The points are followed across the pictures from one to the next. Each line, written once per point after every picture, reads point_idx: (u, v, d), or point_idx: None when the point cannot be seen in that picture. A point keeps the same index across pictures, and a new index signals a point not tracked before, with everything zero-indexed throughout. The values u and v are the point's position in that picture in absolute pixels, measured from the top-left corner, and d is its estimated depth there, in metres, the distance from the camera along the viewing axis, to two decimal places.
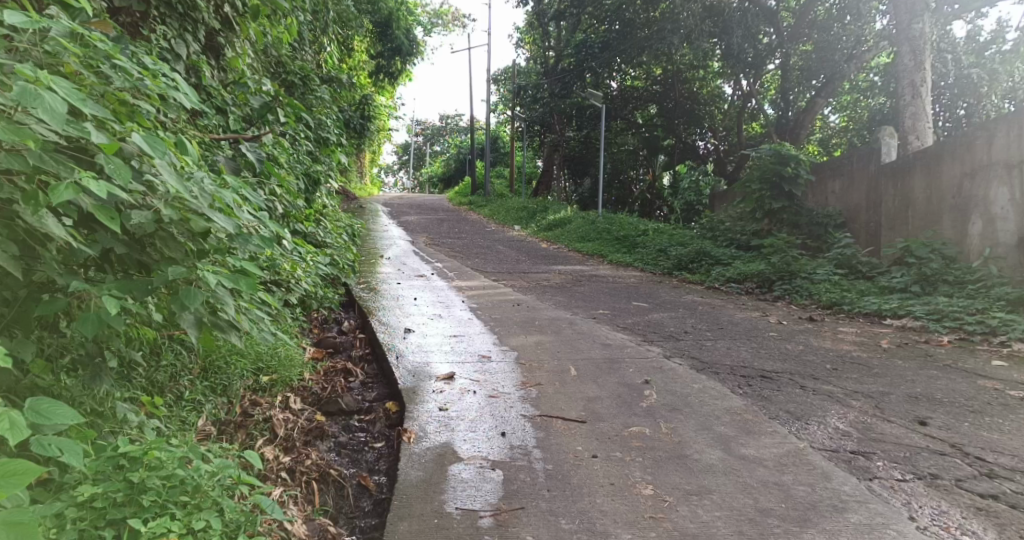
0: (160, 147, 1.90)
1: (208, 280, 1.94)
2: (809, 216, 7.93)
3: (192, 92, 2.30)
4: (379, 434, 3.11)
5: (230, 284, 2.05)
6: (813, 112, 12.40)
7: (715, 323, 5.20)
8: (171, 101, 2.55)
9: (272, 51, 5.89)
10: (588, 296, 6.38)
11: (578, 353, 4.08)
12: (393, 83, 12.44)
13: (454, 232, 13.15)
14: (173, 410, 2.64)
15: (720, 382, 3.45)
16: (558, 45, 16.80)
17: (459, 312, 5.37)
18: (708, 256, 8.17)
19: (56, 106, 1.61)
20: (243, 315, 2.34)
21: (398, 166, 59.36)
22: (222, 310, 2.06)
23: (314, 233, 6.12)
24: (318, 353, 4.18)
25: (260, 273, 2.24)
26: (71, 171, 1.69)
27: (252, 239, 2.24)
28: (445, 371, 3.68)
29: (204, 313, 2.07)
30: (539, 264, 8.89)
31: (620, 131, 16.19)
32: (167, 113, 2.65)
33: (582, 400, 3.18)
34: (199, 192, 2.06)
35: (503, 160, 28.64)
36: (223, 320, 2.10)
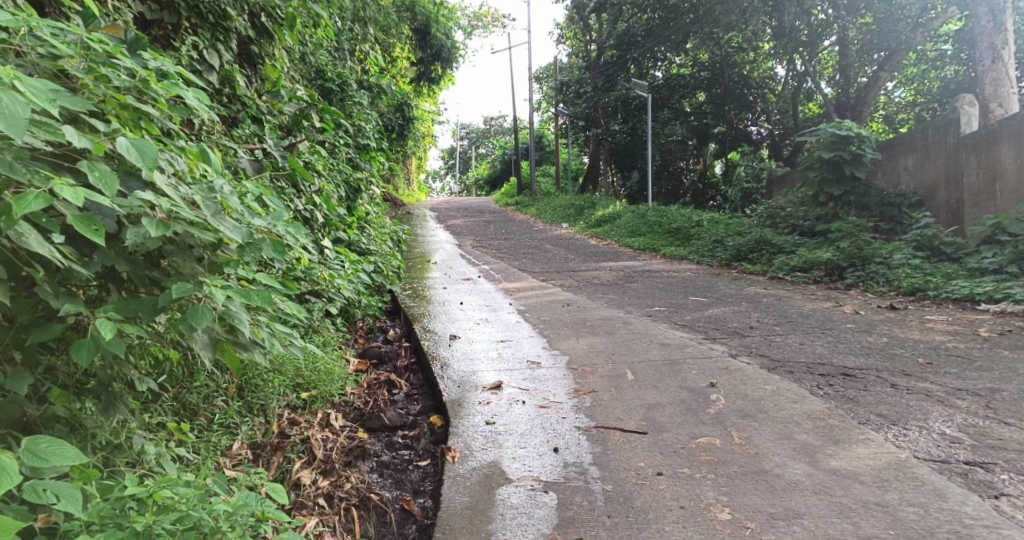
0: (146, 152, 1.74)
1: (217, 296, 1.75)
2: (878, 197, 7.42)
3: (202, 93, 2.12)
4: (424, 451, 2.86)
5: (241, 299, 1.85)
6: (878, 87, 11.61)
7: (783, 315, 4.83)
8: (179, 107, 2.38)
9: (310, 58, 5.78)
10: (641, 293, 6.06)
11: (634, 355, 3.77)
12: (434, 87, 12.33)
13: (502, 233, 12.96)
14: (203, 433, 2.48)
15: (796, 384, 3.10)
16: (599, 37, 16.41)
17: (507, 316, 5.12)
18: (768, 245, 7.70)
19: (21, 109, 1.48)
20: (266, 330, 2.16)
21: (445, 170, 59.71)
22: (237, 326, 1.87)
23: (357, 241, 5.92)
24: (362, 365, 4.02)
25: (277, 285, 2.04)
26: (47, 180, 1.57)
27: (269, 247, 2.05)
28: (491, 380, 3.43)
29: (219, 331, 1.90)
30: (589, 261, 8.57)
31: (666, 121, 15.67)
32: (187, 116, 2.49)
33: (641, 408, 2.90)
34: (205, 198, 1.89)
35: (549, 158, 28.35)
36: (244, 338, 1.92)
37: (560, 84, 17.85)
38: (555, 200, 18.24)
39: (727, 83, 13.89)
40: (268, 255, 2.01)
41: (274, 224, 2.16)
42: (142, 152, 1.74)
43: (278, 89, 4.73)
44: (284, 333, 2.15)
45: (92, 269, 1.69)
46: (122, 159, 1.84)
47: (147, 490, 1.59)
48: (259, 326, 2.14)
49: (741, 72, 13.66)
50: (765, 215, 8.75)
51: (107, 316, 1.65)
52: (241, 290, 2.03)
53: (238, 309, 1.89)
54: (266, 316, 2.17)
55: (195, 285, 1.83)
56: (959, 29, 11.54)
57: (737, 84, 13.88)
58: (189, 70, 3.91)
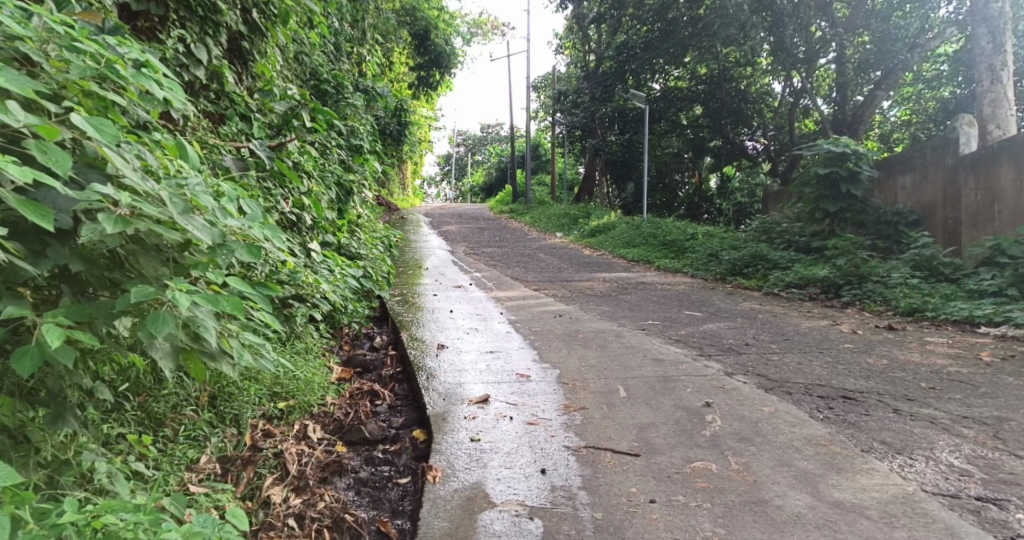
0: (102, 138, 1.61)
1: (179, 301, 1.61)
2: (875, 214, 7.36)
3: (175, 82, 1.99)
4: (405, 468, 2.72)
5: (208, 304, 1.71)
6: (874, 105, 11.49)
7: (779, 333, 4.72)
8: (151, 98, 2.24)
9: (304, 58, 5.65)
10: (635, 305, 5.93)
11: (628, 370, 3.65)
12: (431, 93, 12.22)
13: (495, 240, 12.84)
14: (165, 447, 2.33)
15: (795, 406, 2.99)
16: (599, 48, 16.36)
17: (497, 325, 4.98)
18: (763, 260, 7.61)
19: None
20: (237, 340, 2.02)
21: (441, 176, 59.65)
22: (203, 334, 1.73)
23: (347, 245, 5.78)
24: (345, 373, 3.89)
25: (249, 290, 1.90)
26: None
27: (241, 249, 1.91)
28: (478, 393, 3.29)
29: (183, 339, 1.76)
30: (582, 272, 8.45)
31: (663, 134, 15.62)
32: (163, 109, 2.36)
33: (633, 428, 2.77)
34: (172, 194, 1.76)
35: (545, 167, 28.28)
36: (211, 346, 1.79)
37: (558, 93, 17.79)
38: (550, 209, 18.14)
39: (725, 97, 13.84)
40: (239, 258, 1.88)
41: (249, 225, 2.02)
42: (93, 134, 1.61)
43: (270, 88, 4.60)
44: (255, 343, 2.02)
45: (42, 267, 1.56)
46: (82, 150, 1.71)
47: (86, 516, 1.40)
48: (230, 333, 2.00)
49: (739, 87, 13.63)
50: (761, 229, 8.66)
51: (54, 321, 1.52)
52: (208, 295, 1.90)
53: (204, 316, 1.75)
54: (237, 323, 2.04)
55: (158, 288, 1.69)
56: (957, 50, 11.57)
57: (735, 99, 13.85)
58: (176, 64, 3.76)
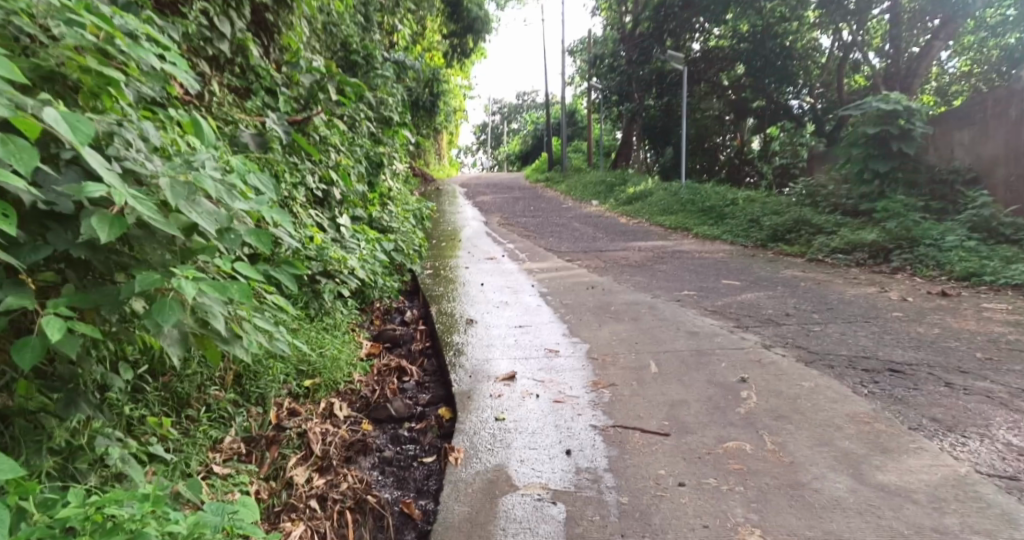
0: (85, 129, 1.53)
1: (185, 289, 1.58)
2: (929, 174, 6.99)
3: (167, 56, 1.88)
4: (430, 447, 2.67)
5: (217, 293, 1.67)
6: (931, 57, 10.82)
7: (822, 302, 4.52)
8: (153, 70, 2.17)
9: (333, 28, 5.54)
10: (671, 275, 5.77)
11: (661, 344, 3.53)
12: (464, 60, 12.04)
13: (531, 210, 12.68)
14: (185, 428, 2.30)
15: (837, 380, 2.84)
16: (636, 8, 15.86)
17: (528, 298, 4.90)
18: (807, 225, 7.31)
19: None
20: (248, 323, 2.00)
21: (478, 146, 59.39)
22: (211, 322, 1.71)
23: (378, 218, 5.74)
24: (374, 349, 3.87)
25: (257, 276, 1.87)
26: None
27: (244, 234, 1.88)
28: (505, 370, 3.22)
29: (191, 325, 1.73)
30: (617, 241, 8.27)
31: (703, 96, 15.12)
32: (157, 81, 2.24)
33: (663, 405, 2.67)
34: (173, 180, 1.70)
35: (581, 134, 27.82)
36: (221, 333, 1.77)
37: (594, 57, 17.37)
38: (587, 177, 17.84)
39: (768, 55, 13.29)
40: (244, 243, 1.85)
41: (253, 207, 1.99)
42: (73, 128, 1.51)
43: (295, 61, 4.51)
44: (265, 327, 2.00)
45: (41, 255, 1.53)
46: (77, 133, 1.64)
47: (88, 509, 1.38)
48: (240, 316, 1.98)
49: (784, 44, 12.92)
50: (804, 193, 8.32)
51: (57, 312, 1.49)
52: (215, 279, 1.88)
53: (210, 302, 1.73)
54: (246, 306, 2.02)
55: (163, 275, 1.66)
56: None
57: (778, 57, 13.12)
58: (200, 39, 3.69)
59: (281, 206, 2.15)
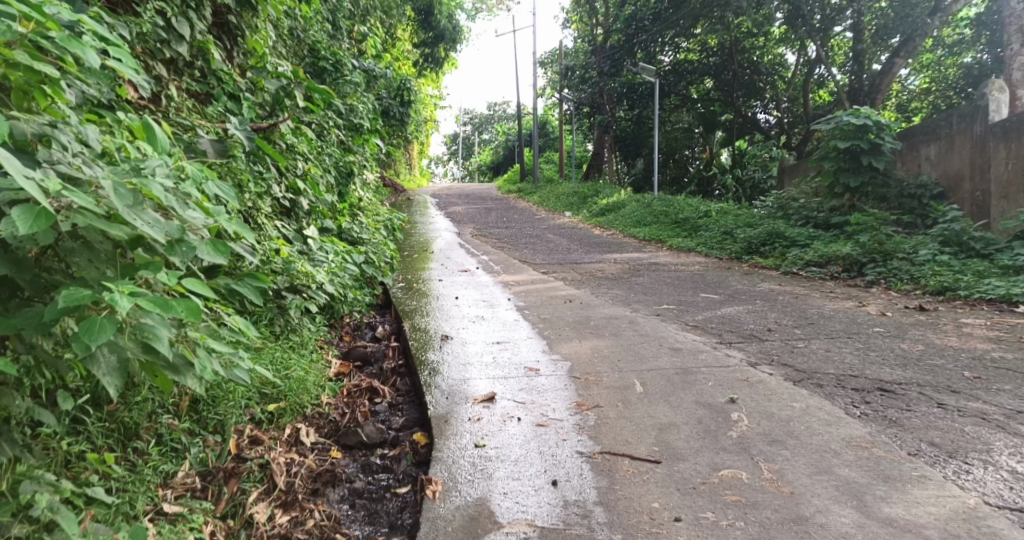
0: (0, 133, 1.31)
1: (119, 306, 1.39)
2: (898, 188, 7.05)
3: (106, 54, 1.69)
4: (405, 476, 2.50)
5: (161, 310, 1.48)
6: (892, 74, 10.95)
7: (803, 316, 4.45)
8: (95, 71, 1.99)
9: (300, 33, 5.38)
10: (648, 288, 5.68)
11: (643, 362, 3.40)
12: (436, 70, 11.91)
13: (504, 221, 12.56)
14: (130, 465, 2.10)
15: (828, 401, 2.74)
16: (606, 21, 15.90)
17: (504, 313, 4.74)
18: (781, 238, 7.30)
19: None
20: (201, 348, 1.81)
21: (448, 157, 59.14)
22: (155, 345, 1.52)
23: (348, 230, 5.54)
24: (344, 368, 3.68)
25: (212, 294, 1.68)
26: None
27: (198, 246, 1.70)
28: (484, 390, 3.05)
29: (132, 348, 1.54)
30: (591, 253, 8.18)
31: (673, 109, 15.17)
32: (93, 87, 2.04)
33: (651, 429, 2.54)
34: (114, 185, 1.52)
35: (553, 145, 27.88)
36: (166, 358, 1.58)
37: (565, 69, 17.41)
38: (558, 188, 17.80)
39: (737, 69, 13.42)
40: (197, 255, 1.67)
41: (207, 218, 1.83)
42: None
43: (262, 65, 4.35)
44: (221, 352, 1.82)
45: None
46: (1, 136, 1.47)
47: None
48: (189, 340, 1.80)
49: (751, 58, 13.24)
50: (776, 206, 8.34)
51: None
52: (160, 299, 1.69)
53: (154, 323, 1.55)
54: (198, 329, 1.84)
55: (96, 290, 1.47)
56: (981, 12, 11.04)
57: (747, 71, 13.43)
58: (156, 40, 3.49)
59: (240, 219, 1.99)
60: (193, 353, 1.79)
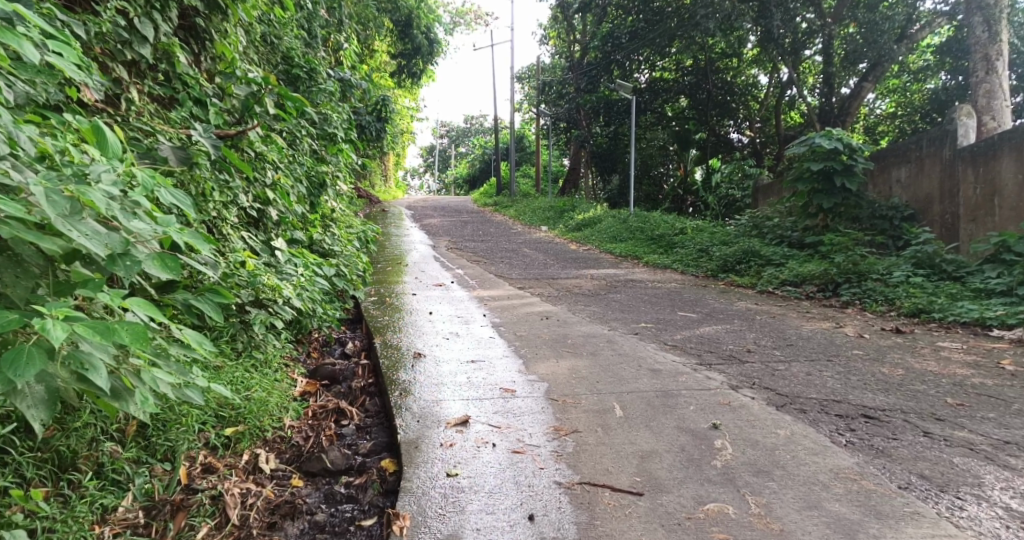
0: None
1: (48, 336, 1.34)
2: (871, 209, 7.09)
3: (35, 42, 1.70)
4: (370, 507, 2.36)
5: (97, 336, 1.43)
6: (861, 97, 11.08)
7: (781, 336, 4.39)
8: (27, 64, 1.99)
9: (274, 40, 5.22)
10: (626, 306, 5.58)
11: (623, 383, 3.28)
12: (413, 82, 11.79)
13: (479, 234, 12.42)
14: (61, 503, 1.98)
15: (812, 427, 2.66)
16: (583, 38, 15.94)
17: (479, 330, 4.61)
18: (756, 256, 7.28)
19: None
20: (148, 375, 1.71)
21: (424, 168, 59.02)
22: (89, 374, 1.47)
23: (319, 241, 5.37)
24: (311, 387, 3.51)
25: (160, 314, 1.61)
26: None
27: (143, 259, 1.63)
28: (457, 414, 2.90)
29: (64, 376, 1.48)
30: (568, 268, 8.09)
31: (648, 126, 15.21)
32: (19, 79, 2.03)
33: (632, 457, 2.43)
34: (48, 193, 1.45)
35: (530, 159, 27.93)
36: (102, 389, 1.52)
37: (542, 84, 17.43)
38: (535, 202, 17.74)
39: (711, 89, 13.51)
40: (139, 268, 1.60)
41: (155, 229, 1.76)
42: None
43: (231, 70, 4.20)
44: (168, 377, 1.75)
45: None
46: None
47: None
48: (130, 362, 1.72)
49: (725, 78, 13.42)
50: (751, 224, 8.33)
51: None
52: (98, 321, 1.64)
53: (91, 349, 1.51)
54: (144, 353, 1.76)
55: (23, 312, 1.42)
56: (948, 39, 11.25)
57: (721, 90, 13.56)
58: (118, 43, 3.32)
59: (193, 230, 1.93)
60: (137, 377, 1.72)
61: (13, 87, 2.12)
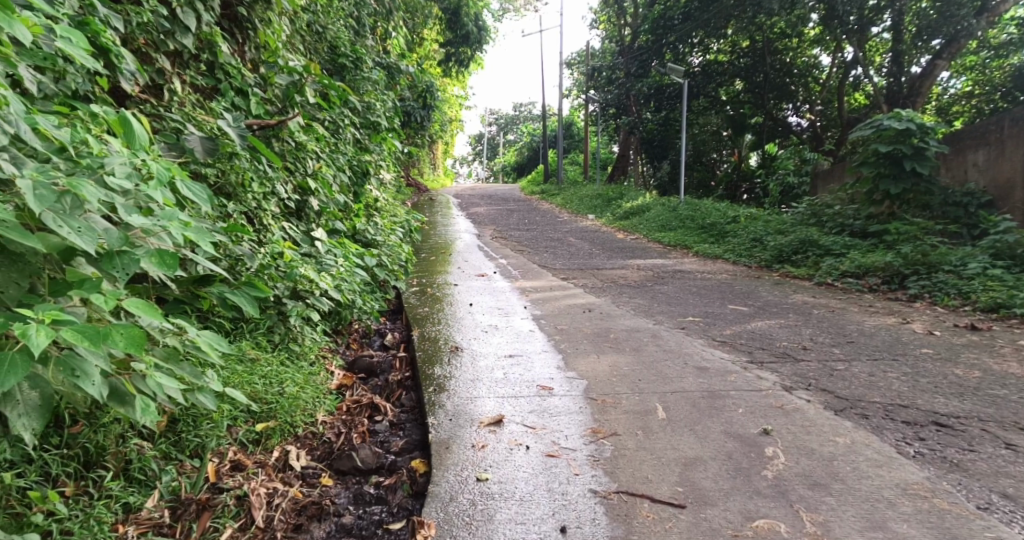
0: None
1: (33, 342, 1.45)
2: (943, 196, 6.65)
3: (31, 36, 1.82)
4: (399, 509, 2.27)
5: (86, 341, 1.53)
6: (933, 76, 10.36)
7: (842, 333, 4.11)
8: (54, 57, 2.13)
9: (319, 28, 5.15)
10: (674, 298, 5.36)
11: (668, 382, 3.11)
12: (461, 70, 11.66)
13: (525, 223, 12.24)
14: (84, 502, 1.96)
15: (876, 435, 2.45)
16: (635, 21, 15.50)
17: (519, 322, 4.49)
18: (814, 246, 6.93)
19: None
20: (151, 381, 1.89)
21: (473, 157, 59.18)
22: (82, 383, 1.62)
23: (362, 231, 5.33)
24: (347, 380, 3.45)
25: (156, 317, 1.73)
26: None
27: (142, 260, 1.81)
28: (492, 413, 2.79)
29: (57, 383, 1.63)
30: (614, 258, 7.86)
31: (701, 111, 14.75)
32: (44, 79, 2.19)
33: (675, 464, 2.28)
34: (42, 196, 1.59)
35: (578, 147, 27.54)
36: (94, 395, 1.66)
37: (592, 70, 17.07)
38: (583, 190, 17.43)
39: (768, 70, 12.96)
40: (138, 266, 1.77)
41: (155, 224, 1.88)
42: None
43: (274, 60, 4.16)
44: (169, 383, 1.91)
45: None
46: None
47: None
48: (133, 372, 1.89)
49: (784, 59, 12.79)
50: (810, 212, 7.93)
51: None
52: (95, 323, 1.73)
53: (85, 358, 1.65)
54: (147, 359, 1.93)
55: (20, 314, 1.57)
56: None
57: (779, 72, 12.98)
58: (159, 34, 3.26)
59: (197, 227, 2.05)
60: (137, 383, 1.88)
61: (43, 86, 2.29)
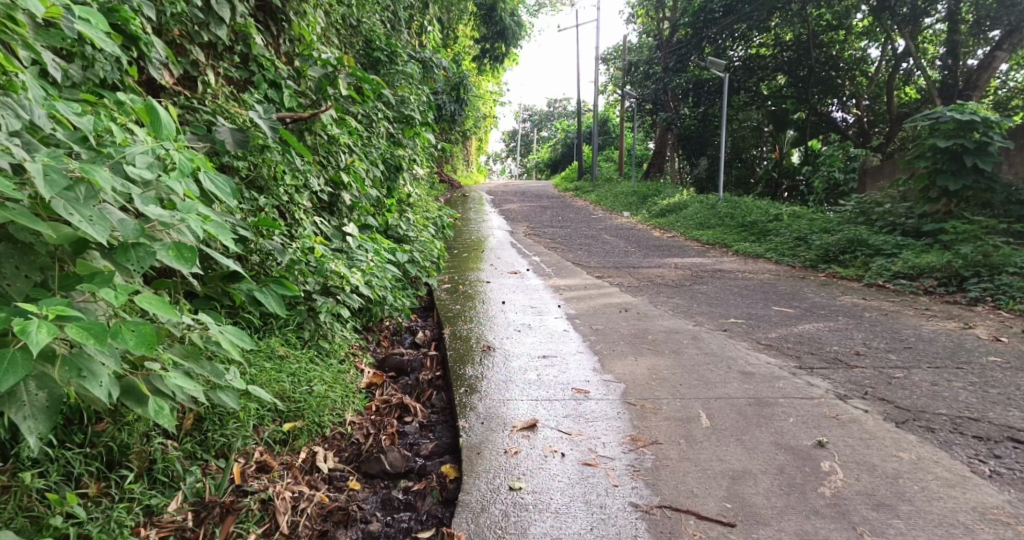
0: None
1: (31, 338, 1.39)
2: (1006, 192, 6.29)
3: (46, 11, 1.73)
4: (429, 516, 2.16)
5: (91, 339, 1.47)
6: (992, 69, 9.91)
7: (897, 338, 3.87)
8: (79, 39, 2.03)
9: (353, 21, 5.07)
10: (714, 299, 5.15)
11: (712, 388, 2.93)
12: (497, 65, 11.51)
13: (558, 221, 12.06)
14: (105, 504, 1.88)
15: (945, 451, 2.25)
16: (674, 15, 15.19)
17: (553, 321, 4.34)
18: (863, 246, 6.63)
19: None
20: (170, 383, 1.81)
21: (507, 154, 59.05)
22: (88, 383, 1.55)
23: (394, 226, 5.23)
24: (376, 378, 3.35)
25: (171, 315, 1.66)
26: None
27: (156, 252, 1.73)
28: (525, 417, 2.65)
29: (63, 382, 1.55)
30: (651, 257, 7.65)
31: (741, 107, 14.37)
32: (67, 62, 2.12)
33: (722, 478, 2.12)
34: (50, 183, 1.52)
35: (612, 143, 27.18)
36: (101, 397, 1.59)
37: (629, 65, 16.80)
38: (618, 187, 17.15)
39: (813, 64, 12.53)
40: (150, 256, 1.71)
41: (174, 216, 1.81)
42: None
43: (310, 53, 4.06)
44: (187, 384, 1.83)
45: None
46: None
47: None
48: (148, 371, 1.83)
49: (830, 53, 12.32)
50: (857, 210, 7.59)
51: None
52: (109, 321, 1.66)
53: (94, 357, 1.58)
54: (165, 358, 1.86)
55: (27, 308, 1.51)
56: None
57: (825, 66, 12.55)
58: (193, 24, 3.18)
59: (218, 221, 1.96)
60: (151, 383, 1.81)
61: (69, 72, 2.21)
